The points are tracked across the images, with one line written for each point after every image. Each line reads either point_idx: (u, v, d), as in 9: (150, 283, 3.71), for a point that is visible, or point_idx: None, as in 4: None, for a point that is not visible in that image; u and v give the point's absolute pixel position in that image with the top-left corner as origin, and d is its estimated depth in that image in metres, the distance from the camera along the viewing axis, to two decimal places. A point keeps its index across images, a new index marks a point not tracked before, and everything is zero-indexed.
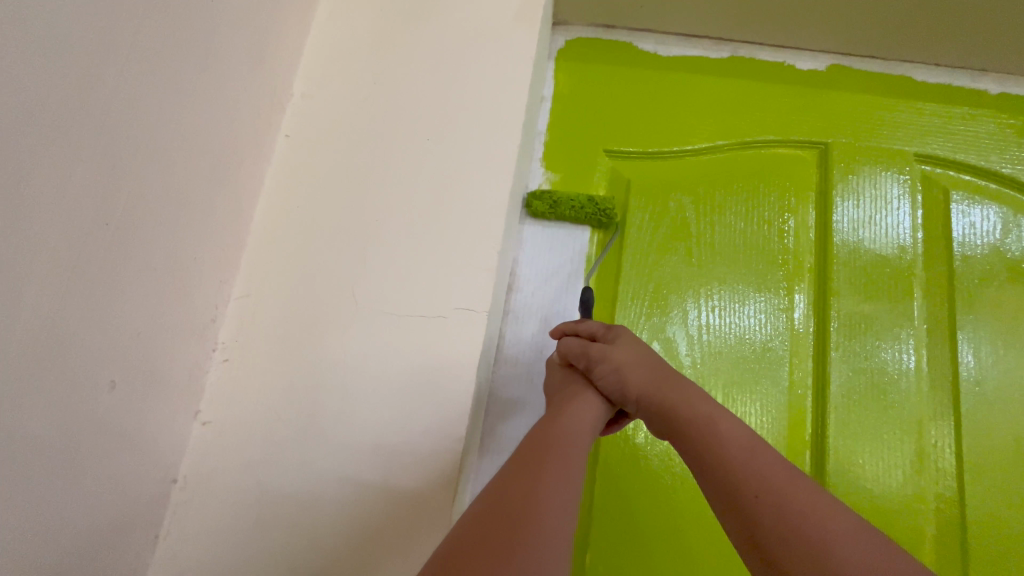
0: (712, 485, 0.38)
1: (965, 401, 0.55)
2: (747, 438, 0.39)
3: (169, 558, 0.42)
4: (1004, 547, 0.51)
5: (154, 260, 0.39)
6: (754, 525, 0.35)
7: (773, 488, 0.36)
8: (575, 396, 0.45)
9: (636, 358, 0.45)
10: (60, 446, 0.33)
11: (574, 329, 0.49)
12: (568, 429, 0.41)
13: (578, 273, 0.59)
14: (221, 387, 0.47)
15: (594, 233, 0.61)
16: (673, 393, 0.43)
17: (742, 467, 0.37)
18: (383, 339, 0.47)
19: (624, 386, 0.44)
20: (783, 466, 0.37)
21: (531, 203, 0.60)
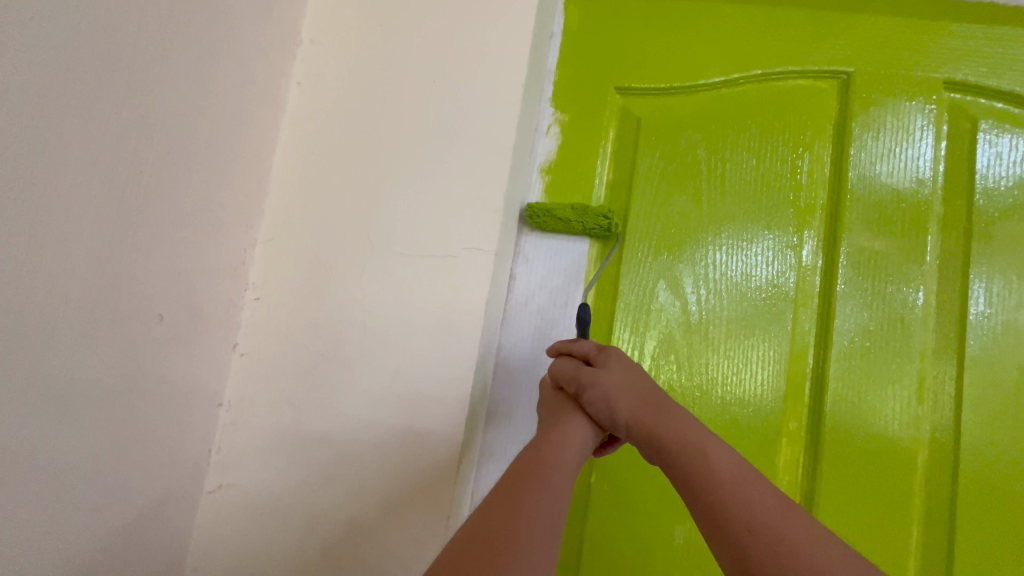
0: (701, 515, 0.39)
1: (972, 337, 0.55)
2: (738, 469, 0.40)
3: (222, 468, 0.49)
4: (998, 475, 0.53)
5: (185, 207, 0.42)
6: (744, 557, 0.36)
7: (763, 522, 0.37)
8: (565, 420, 0.46)
9: (627, 384, 0.46)
10: (122, 367, 0.38)
11: (568, 348, 0.50)
12: (556, 455, 0.43)
13: (577, 284, 0.60)
14: (255, 323, 0.51)
15: (593, 243, 0.61)
16: (662, 421, 0.43)
17: (734, 500, 0.38)
18: (400, 281, 0.50)
19: (613, 412, 0.45)
20: (774, 497, 0.38)
21: (530, 215, 0.59)
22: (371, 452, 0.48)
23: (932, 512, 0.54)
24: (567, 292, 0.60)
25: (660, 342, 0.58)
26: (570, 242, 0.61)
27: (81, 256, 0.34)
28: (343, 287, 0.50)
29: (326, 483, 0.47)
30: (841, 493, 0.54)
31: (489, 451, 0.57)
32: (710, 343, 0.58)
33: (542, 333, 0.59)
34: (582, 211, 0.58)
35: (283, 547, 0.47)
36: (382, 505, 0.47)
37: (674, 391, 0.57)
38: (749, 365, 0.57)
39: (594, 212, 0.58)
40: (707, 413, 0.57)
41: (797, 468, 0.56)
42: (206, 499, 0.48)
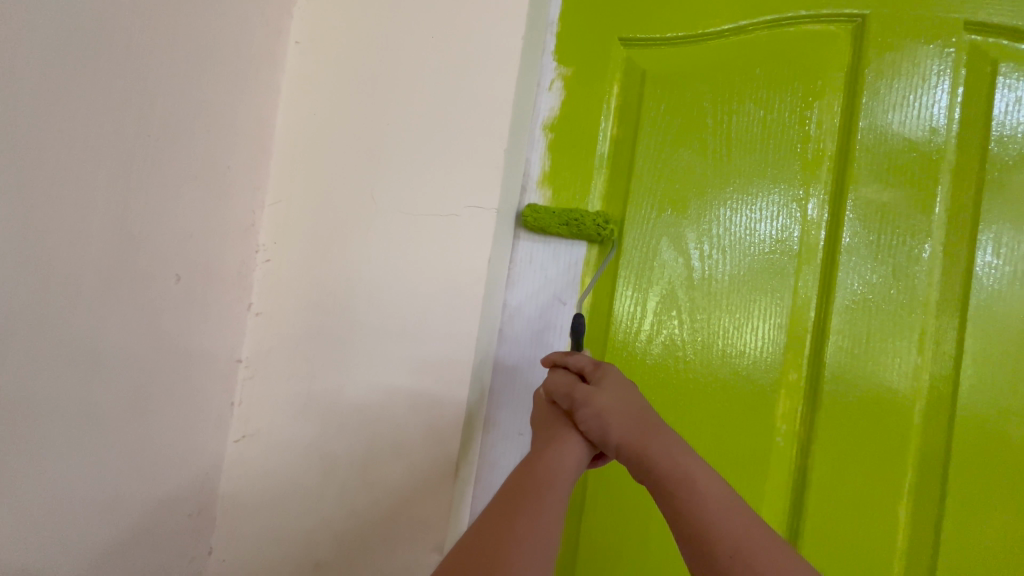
0: (686, 538, 0.40)
1: (977, 290, 0.55)
2: (723, 496, 0.41)
3: (244, 419, 0.51)
4: (995, 425, 0.54)
5: (195, 170, 0.44)
6: None
7: (748, 548, 0.38)
8: (558, 437, 0.46)
9: (621, 405, 0.46)
10: (146, 321, 0.41)
11: (564, 361, 0.50)
12: (548, 474, 0.43)
13: (572, 291, 0.61)
14: (267, 283, 0.52)
15: (591, 249, 0.61)
16: (653, 443, 0.44)
17: (720, 528, 0.39)
18: (404, 241, 0.51)
19: (605, 431, 0.45)
20: (759, 527, 0.40)
21: (525, 217, 0.59)
22: (381, 417, 0.50)
23: (927, 461, 0.55)
24: (563, 294, 0.61)
25: (663, 297, 0.59)
26: (566, 245, 0.61)
27: (99, 213, 0.36)
28: (355, 234, 0.51)
29: (340, 439, 0.50)
30: (837, 443, 0.56)
31: (497, 405, 0.60)
32: (711, 297, 0.59)
33: (537, 337, 0.61)
34: (580, 215, 0.58)
35: (303, 500, 0.50)
36: (393, 455, 0.49)
37: (675, 345, 0.59)
38: (748, 320, 0.58)
39: (591, 217, 0.58)
40: (708, 367, 0.58)
41: (796, 419, 0.58)
42: (231, 448, 0.51)
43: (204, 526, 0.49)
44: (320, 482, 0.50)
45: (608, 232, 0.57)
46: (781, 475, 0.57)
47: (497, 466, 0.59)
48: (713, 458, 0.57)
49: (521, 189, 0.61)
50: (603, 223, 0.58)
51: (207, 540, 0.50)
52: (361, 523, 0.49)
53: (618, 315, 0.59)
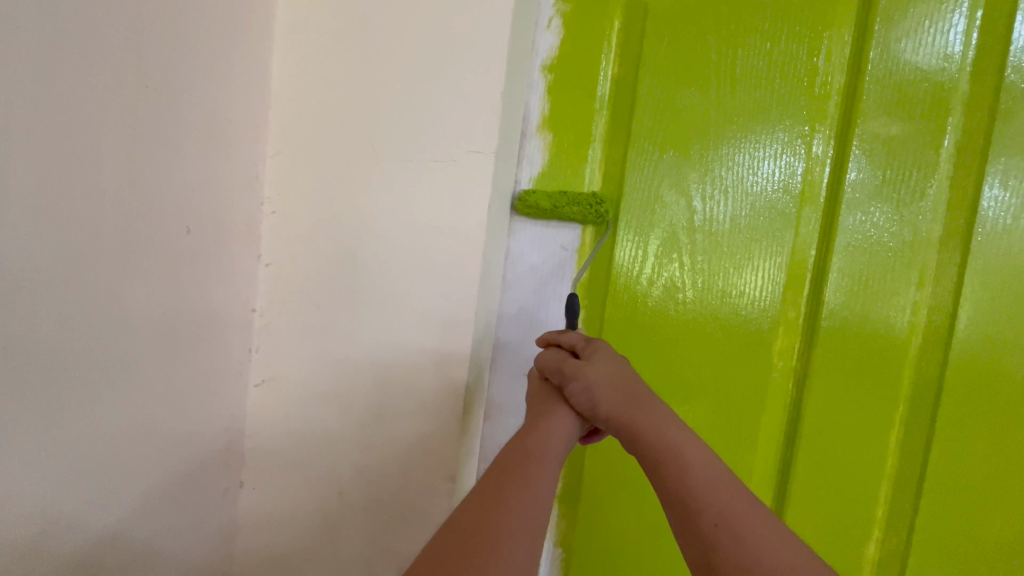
0: (672, 507, 0.42)
1: (982, 224, 0.55)
2: (708, 465, 0.43)
3: (263, 364, 0.54)
4: (989, 359, 0.55)
5: (196, 124, 0.44)
6: (710, 550, 0.39)
7: (729, 517, 0.40)
8: (548, 411, 0.48)
9: (609, 378, 0.46)
10: (163, 272, 0.43)
11: (556, 339, 0.51)
12: (537, 447, 0.44)
13: (567, 272, 0.62)
14: (275, 235, 0.53)
15: (585, 228, 0.61)
16: (640, 415, 0.45)
17: (705, 496, 0.41)
18: (407, 190, 0.51)
19: (594, 404, 0.46)
20: (741, 495, 0.41)
21: (519, 206, 0.60)
22: (389, 369, 0.52)
23: (919, 393, 0.57)
24: (557, 276, 0.62)
25: (664, 240, 0.59)
26: (559, 228, 0.61)
27: (109, 170, 0.37)
28: (354, 210, 0.52)
29: (355, 383, 0.52)
30: (831, 378, 0.58)
31: (503, 347, 0.62)
32: (712, 239, 0.59)
33: (530, 321, 0.62)
34: (574, 194, 0.59)
35: (323, 444, 0.53)
36: (404, 395, 0.52)
37: (675, 290, 0.60)
38: (748, 263, 0.59)
39: (586, 202, 0.58)
40: (706, 310, 0.59)
41: (793, 356, 0.59)
42: (253, 391, 0.54)
43: (234, 461, 0.53)
44: (335, 430, 0.53)
45: (605, 212, 0.58)
46: (777, 408, 0.59)
47: (504, 407, 0.62)
48: (710, 396, 0.59)
49: (521, 135, 0.60)
50: (597, 205, 0.58)
51: (238, 475, 0.54)
52: (375, 465, 0.52)
53: (619, 260, 0.60)
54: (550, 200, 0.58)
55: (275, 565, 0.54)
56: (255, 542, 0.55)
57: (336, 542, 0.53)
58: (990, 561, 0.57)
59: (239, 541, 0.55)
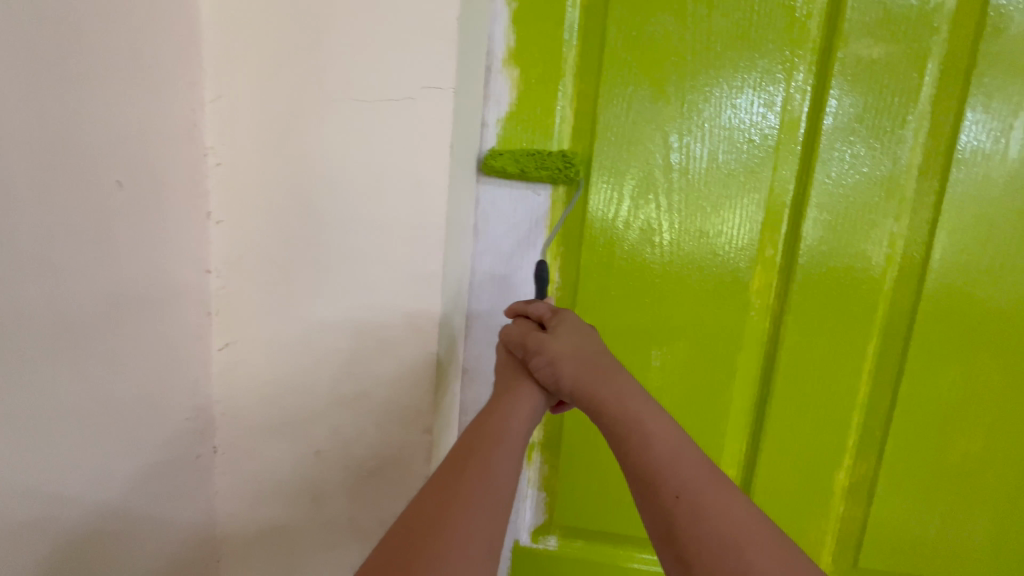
0: (635, 479, 0.40)
1: (962, 151, 0.53)
2: (671, 440, 0.41)
3: (226, 327, 0.51)
4: (963, 289, 0.55)
5: (114, 60, 0.39)
6: (672, 522, 0.38)
7: (692, 488, 0.38)
8: (512, 388, 0.46)
9: (573, 351, 0.45)
10: (96, 231, 0.39)
11: (524, 309, 0.50)
12: (499, 428, 0.43)
13: (540, 229, 0.60)
14: (223, 189, 0.49)
15: (557, 187, 0.59)
16: (603, 389, 0.43)
17: (667, 468, 0.39)
18: (363, 135, 0.47)
19: (558, 377, 0.45)
20: (704, 467, 0.39)
21: (486, 164, 0.57)
22: (359, 328, 0.50)
23: (893, 324, 0.57)
24: (529, 239, 0.60)
25: (640, 181, 0.57)
26: (529, 190, 0.59)
27: (12, 111, 0.32)
28: (310, 164, 0.48)
29: (326, 342, 0.50)
30: (809, 314, 0.57)
31: (478, 296, 0.61)
32: (690, 177, 0.57)
33: (504, 285, 0.61)
34: (543, 151, 0.56)
35: (295, 409, 0.52)
36: (374, 352, 0.50)
37: (651, 232, 0.58)
38: (726, 201, 0.57)
39: (556, 161, 0.56)
40: (684, 251, 0.58)
41: (770, 294, 0.59)
42: (217, 355, 0.52)
43: (204, 428, 0.52)
44: (306, 393, 0.51)
45: (574, 171, 0.55)
46: (753, 347, 0.59)
47: (482, 359, 0.61)
48: (688, 338, 0.59)
49: (485, 70, 0.56)
50: (569, 160, 0.56)
51: (212, 440, 0.53)
52: (351, 425, 0.51)
53: (594, 205, 0.58)
54: (518, 160, 0.56)
55: (257, 527, 0.54)
56: (236, 506, 0.54)
57: (317, 501, 0.53)
58: (951, 487, 0.59)
59: (219, 505, 0.54)
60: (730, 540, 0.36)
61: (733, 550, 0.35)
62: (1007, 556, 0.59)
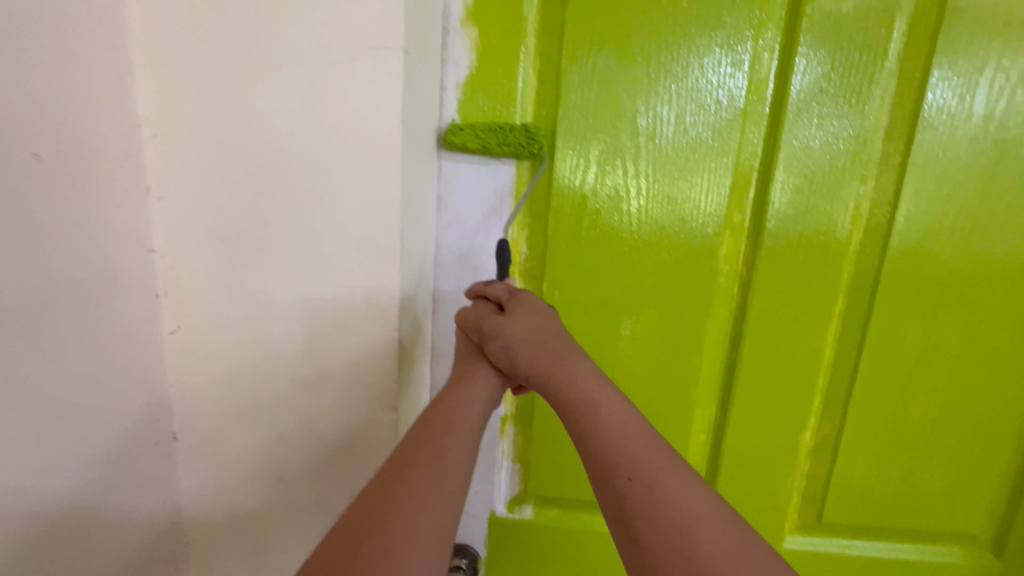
0: (590, 462, 0.40)
1: (928, 110, 0.53)
2: (626, 421, 0.40)
3: (175, 309, 0.49)
4: (926, 251, 0.56)
5: (21, 17, 0.35)
6: (624, 505, 0.37)
7: (645, 470, 0.37)
8: (469, 372, 0.48)
9: (528, 335, 0.45)
10: (17, 210, 0.35)
11: (483, 291, 0.50)
12: (451, 416, 0.43)
13: (505, 203, 0.58)
14: (162, 162, 0.46)
15: (521, 162, 0.57)
16: (556, 371, 0.43)
17: (620, 450, 0.38)
18: (309, 101, 0.44)
19: (512, 360, 0.45)
20: (658, 448, 0.39)
21: (449, 138, 0.54)
22: (316, 308, 0.48)
23: (858, 286, 0.58)
24: (492, 218, 0.58)
25: (605, 147, 0.55)
26: (493, 164, 0.57)
27: None
28: (253, 133, 0.45)
29: (283, 323, 0.48)
30: (777, 279, 0.57)
31: (444, 273, 0.59)
32: (657, 142, 0.55)
33: (469, 263, 0.59)
34: (506, 123, 0.54)
35: (255, 393, 0.50)
36: (333, 333, 0.48)
37: (619, 199, 0.56)
38: (695, 167, 0.55)
39: (520, 133, 0.53)
40: (653, 219, 0.57)
41: (738, 260, 0.58)
42: (168, 339, 0.50)
43: (160, 414, 0.50)
44: (265, 376, 0.50)
45: (537, 147, 0.53)
46: (722, 313, 0.59)
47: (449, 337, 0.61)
48: (658, 306, 0.58)
49: (441, 30, 0.53)
50: (532, 136, 0.53)
51: (170, 427, 0.51)
52: (314, 406, 0.50)
53: (560, 174, 0.56)
54: (481, 135, 0.54)
55: (223, 511, 0.53)
56: (200, 492, 0.53)
57: (284, 484, 0.52)
58: (910, 443, 0.60)
59: (182, 492, 0.53)
60: (681, 519, 0.35)
61: (683, 529, 0.35)
62: (960, 506, 0.62)
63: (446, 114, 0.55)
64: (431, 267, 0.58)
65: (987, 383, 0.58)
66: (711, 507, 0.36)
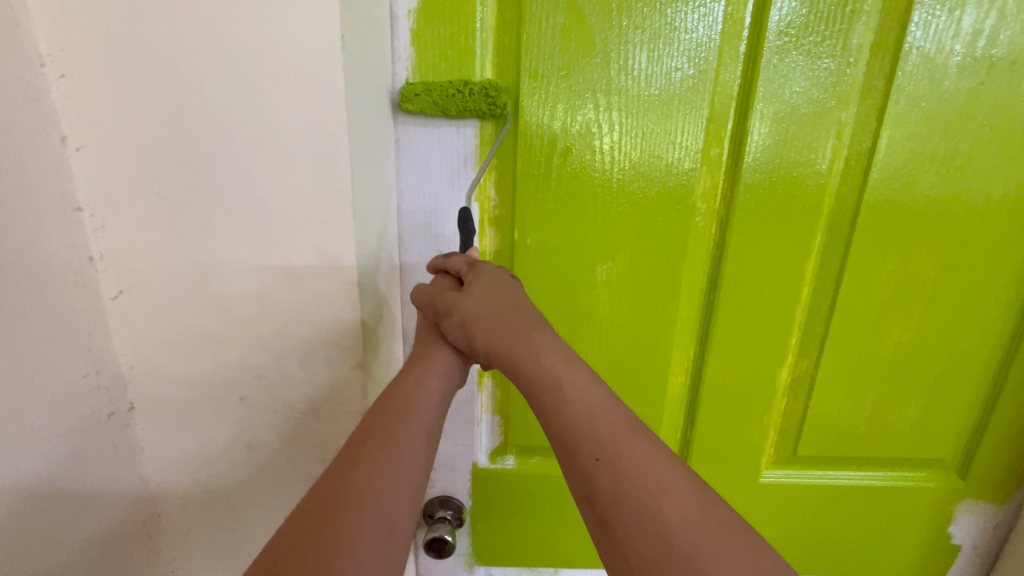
0: (556, 442, 0.39)
1: (915, 25, 0.49)
2: (591, 397, 0.39)
3: (113, 273, 0.45)
4: (906, 181, 0.54)
5: None
6: (592, 485, 0.36)
7: (612, 449, 0.36)
8: (426, 353, 0.47)
9: (485, 311, 0.43)
10: None
11: (442, 266, 0.49)
12: (406, 401, 0.42)
13: (468, 169, 0.54)
14: (75, 107, 0.41)
15: (484, 123, 0.53)
16: (514, 348, 0.42)
17: (585, 430, 0.37)
18: (235, 30, 0.39)
19: (470, 338, 0.44)
20: (625, 423, 0.38)
21: (404, 99, 0.50)
22: (267, 266, 0.45)
23: (837, 221, 0.56)
24: (454, 184, 0.55)
25: (574, 81, 0.51)
26: (453, 127, 0.53)
27: None
28: (172, 70, 0.40)
29: (231, 282, 0.45)
30: (754, 218, 0.55)
31: (410, 227, 0.56)
32: (630, 73, 0.51)
33: (433, 234, 0.56)
34: (465, 83, 0.50)
35: (212, 360, 0.48)
36: (287, 284, 0.45)
37: (591, 135, 0.53)
38: (671, 97, 0.52)
39: (479, 91, 0.50)
40: (627, 157, 0.53)
41: (716, 198, 0.56)
42: (111, 306, 0.46)
43: (111, 384, 0.47)
44: (222, 339, 0.47)
45: (501, 111, 0.50)
46: (699, 254, 0.57)
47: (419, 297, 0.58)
48: (635, 248, 0.56)
49: None
50: (493, 99, 0.50)
51: (125, 397, 0.49)
52: (275, 367, 0.48)
53: (527, 111, 0.52)
54: (437, 97, 0.50)
55: (191, 482, 0.52)
56: (166, 464, 0.51)
57: (252, 453, 0.51)
58: (885, 374, 0.61)
59: (148, 463, 0.51)
60: (649, 498, 0.35)
61: (651, 507, 0.34)
62: (930, 433, 0.63)
63: (398, 47, 0.50)
64: (394, 240, 0.55)
65: (962, 311, 0.58)
66: (678, 484, 0.35)
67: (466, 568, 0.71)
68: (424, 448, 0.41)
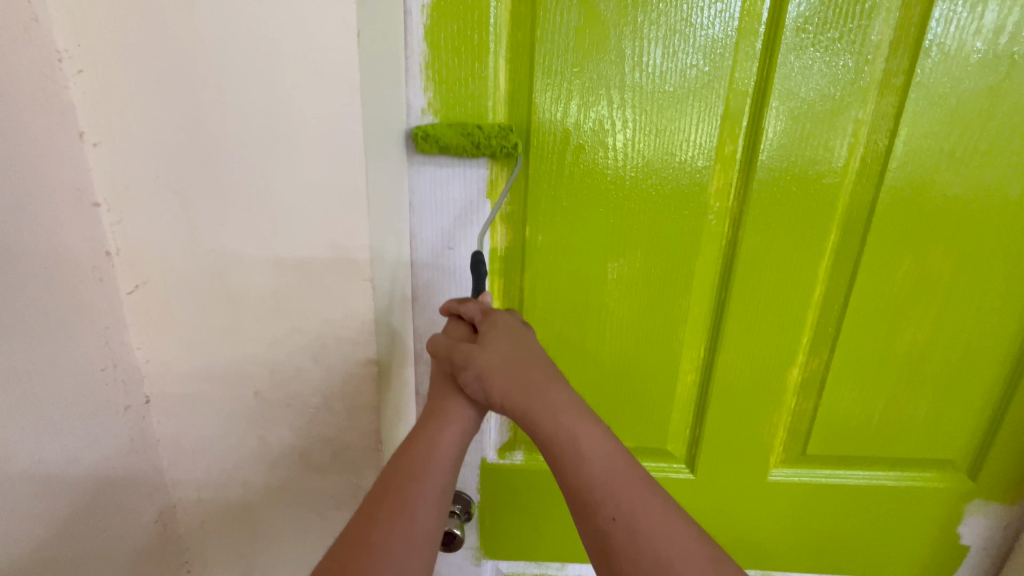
0: (573, 499, 0.40)
1: (936, 20, 0.49)
2: (607, 457, 0.40)
3: (130, 269, 0.46)
4: (922, 179, 0.53)
5: None
6: (608, 543, 0.38)
7: (628, 510, 0.38)
8: (442, 406, 0.46)
9: (500, 362, 0.43)
10: None
11: (456, 310, 0.47)
12: (422, 454, 0.44)
13: (477, 213, 0.55)
14: (90, 98, 0.41)
15: (493, 165, 0.54)
16: (528, 402, 0.42)
17: (602, 491, 0.39)
18: (250, 27, 0.39)
19: (487, 391, 0.43)
20: (641, 484, 0.39)
21: (417, 141, 0.51)
22: (283, 265, 0.45)
23: (851, 219, 0.56)
24: (465, 217, 0.56)
25: (586, 79, 0.51)
26: (461, 168, 0.54)
27: None
28: (188, 67, 0.40)
29: (246, 278, 0.45)
30: (767, 216, 0.55)
31: (421, 220, 0.55)
32: (644, 69, 0.50)
33: (446, 271, 0.57)
34: (476, 137, 0.51)
35: (229, 356, 0.48)
36: (301, 277, 0.45)
37: (604, 132, 0.52)
38: (686, 94, 0.51)
39: (492, 138, 0.50)
40: (639, 155, 0.53)
41: (729, 196, 0.55)
42: (128, 300, 0.46)
43: (128, 377, 0.48)
44: (236, 335, 0.47)
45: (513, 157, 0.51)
46: (712, 250, 0.57)
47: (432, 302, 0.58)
48: (646, 247, 0.56)
49: None
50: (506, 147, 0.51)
51: (141, 390, 0.49)
52: (290, 363, 0.48)
53: (541, 108, 0.52)
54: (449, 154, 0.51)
55: (204, 478, 0.53)
56: (181, 458, 0.52)
57: (266, 451, 0.51)
58: (897, 375, 0.61)
59: (163, 454, 0.52)
60: (663, 559, 0.37)
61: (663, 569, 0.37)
62: (941, 435, 0.63)
63: (412, 42, 0.49)
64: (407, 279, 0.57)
65: (976, 313, 0.58)
66: (689, 548, 0.37)
67: (473, 563, 0.72)
68: (437, 503, 0.43)
